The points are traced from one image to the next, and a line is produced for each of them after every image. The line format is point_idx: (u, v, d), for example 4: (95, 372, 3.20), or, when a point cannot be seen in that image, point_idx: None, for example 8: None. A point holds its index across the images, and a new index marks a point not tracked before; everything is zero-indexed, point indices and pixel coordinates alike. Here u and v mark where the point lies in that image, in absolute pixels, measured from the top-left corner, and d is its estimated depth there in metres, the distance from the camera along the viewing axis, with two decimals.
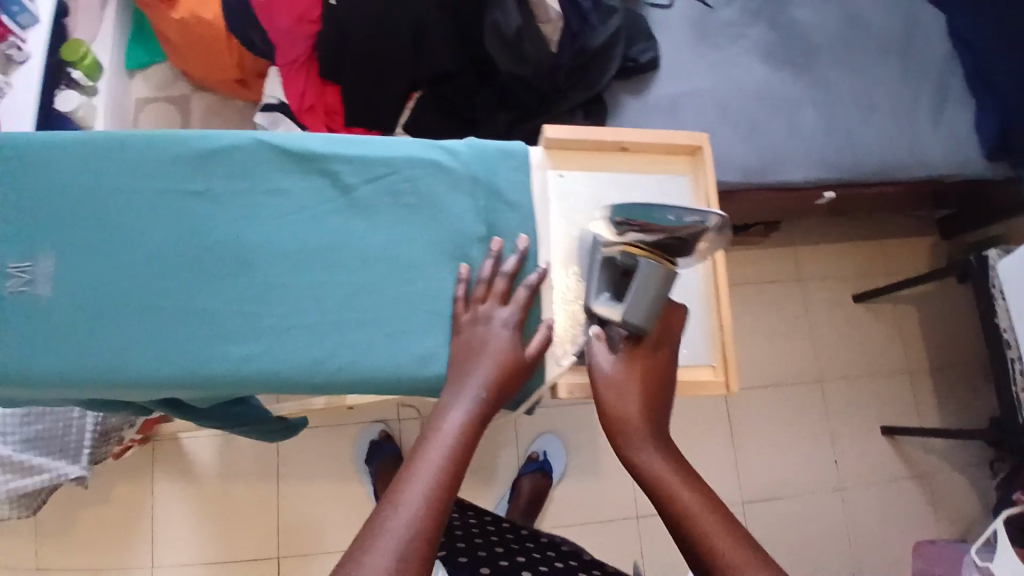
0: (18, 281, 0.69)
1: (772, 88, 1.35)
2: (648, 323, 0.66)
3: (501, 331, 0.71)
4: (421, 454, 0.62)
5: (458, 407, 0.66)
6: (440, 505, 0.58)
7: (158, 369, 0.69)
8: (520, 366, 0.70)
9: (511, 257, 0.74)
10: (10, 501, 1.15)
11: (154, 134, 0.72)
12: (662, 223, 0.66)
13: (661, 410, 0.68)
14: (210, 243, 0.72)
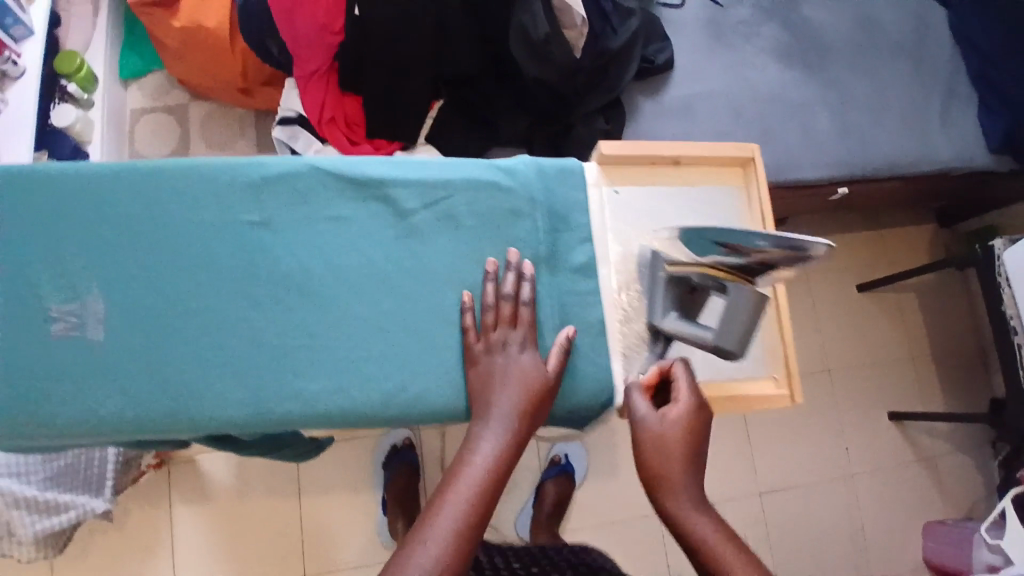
0: (65, 323, 0.66)
1: (786, 92, 1.34)
2: (737, 347, 0.68)
3: (522, 358, 0.69)
4: (448, 490, 0.62)
5: (489, 438, 0.65)
6: (466, 546, 0.58)
7: (221, 411, 0.66)
8: (553, 393, 0.69)
9: (510, 275, 0.71)
10: (36, 542, 1.13)
11: (204, 162, 0.70)
12: (749, 249, 0.65)
13: (697, 457, 0.65)
14: (264, 275, 0.69)
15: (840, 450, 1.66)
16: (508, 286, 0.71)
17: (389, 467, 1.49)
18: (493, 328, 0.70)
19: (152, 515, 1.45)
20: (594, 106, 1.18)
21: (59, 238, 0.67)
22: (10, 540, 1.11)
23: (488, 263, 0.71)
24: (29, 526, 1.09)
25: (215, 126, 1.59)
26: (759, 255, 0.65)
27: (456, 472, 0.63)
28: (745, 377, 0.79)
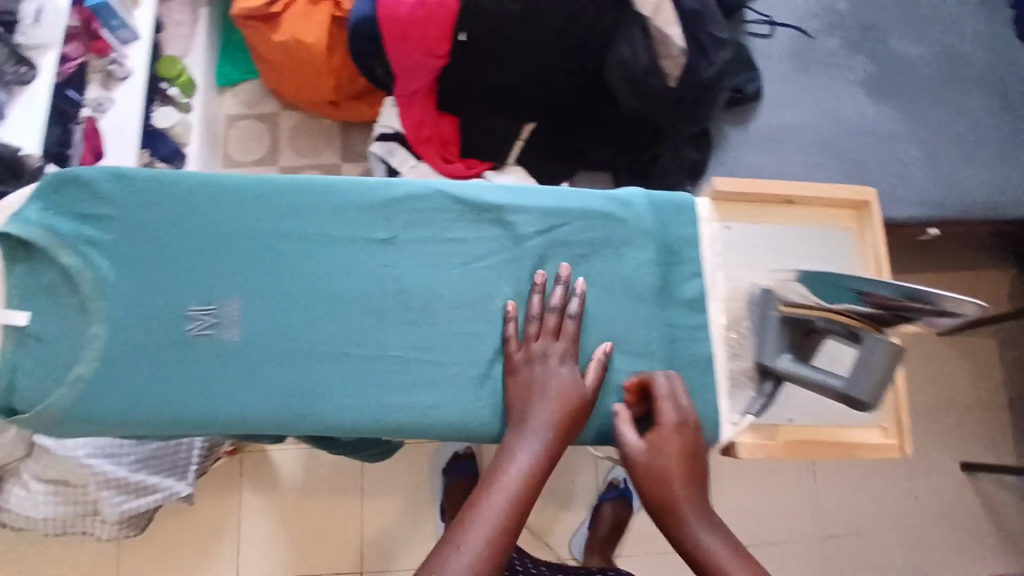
0: (205, 322, 0.75)
1: (875, 125, 1.30)
2: (874, 400, 0.66)
3: (560, 370, 0.73)
4: (484, 498, 0.65)
5: (523, 448, 0.69)
6: (502, 548, 0.62)
7: (342, 412, 0.74)
8: (583, 407, 0.72)
9: (558, 287, 0.76)
10: (121, 522, 1.16)
11: (343, 183, 0.79)
12: (884, 296, 0.67)
13: (698, 475, 0.67)
14: (389, 289, 0.77)
15: (906, 499, 1.48)
16: (555, 299, 0.76)
17: (447, 474, 1.51)
18: (534, 340, 0.75)
19: (224, 503, 1.52)
20: (682, 132, 1.17)
21: (212, 245, 0.76)
22: (97, 519, 1.16)
23: (538, 275, 0.77)
24: (115, 507, 1.13)
25: (300, 135, 1.63)
26: (893, 303, 0.67)
27: (489, 479, 0.67)
28: (857, 424, 0.82)
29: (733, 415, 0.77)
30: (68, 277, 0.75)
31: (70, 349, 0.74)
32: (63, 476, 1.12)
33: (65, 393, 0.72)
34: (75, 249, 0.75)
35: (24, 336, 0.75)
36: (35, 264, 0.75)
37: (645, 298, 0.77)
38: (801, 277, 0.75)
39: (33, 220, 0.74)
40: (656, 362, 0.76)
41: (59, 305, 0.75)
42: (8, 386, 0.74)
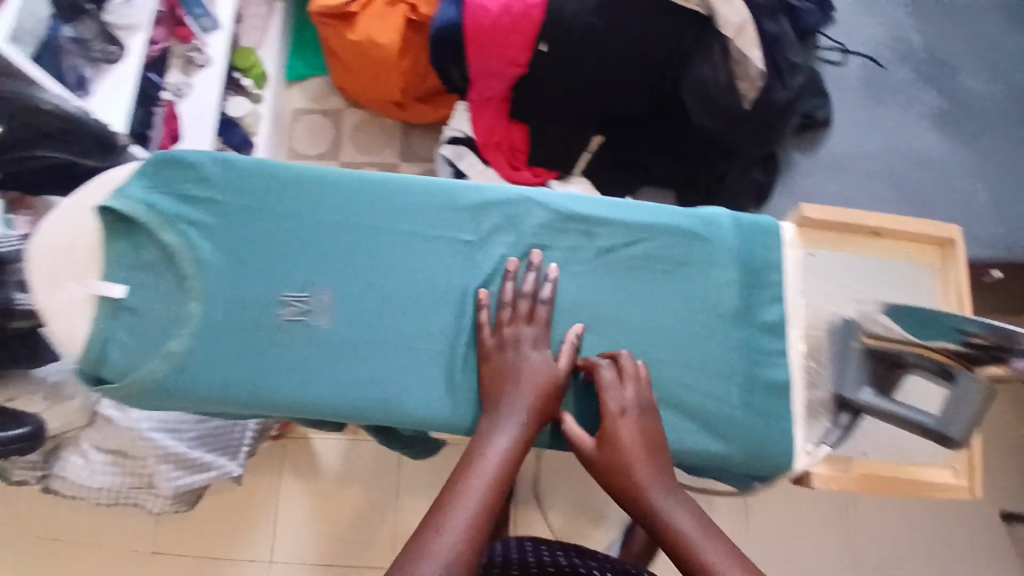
0: (297, 309, 0.79)
1: (943, 163, 1.26)
2: (963, 436, 0.70)
3: (534, 357, 0.74)
4: (464, 481, 0.65)
5: (501, 433, 0.69)
6: (482, 528, 0.62)
7: (419, 406, 0.77)
8: (553, 395, 0.73)
9: (531, 273, 0.78)
10: (174, 497, 1.19)
11: (435, 184, 0.83)
12: (975, 333, 0.71)
13: (658, 454, 0.69)
14: (471, 289, 0.81)
15: None
16: (527, 285, 0.78)
17: None
18: (507, 325, 0.76)
19: (266, 485, 1.57)
20: (750, 155, 1.16)
21: (306, 234, 0.81)
22: (150, 492, 1.18)
23: (510, 262, 0.79)
24: (170, 481, 1.16)
25: (363, 134, 1.67)
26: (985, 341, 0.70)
27: (466, 463, 0.67)
28: (929, 462, 0.81)
29: (809, 444, 0.77)
30: (168, 255, 0.79)
31: (166, 324, 0.79)
32: (123, 447, 1.14)
33: (159, 365, 0.77)
34: (176, 227, 0.79)
35: (119, 308, 0.79)
36: (136, 240, 0.80)
37: (724, 318, 0.78)
38: (889, 309, 0.78)
39: (138, 197, 0.79)
40: (729, 382, 0.77)
41: (158, 282, 0.79)
42: (99, 355, 0.78)
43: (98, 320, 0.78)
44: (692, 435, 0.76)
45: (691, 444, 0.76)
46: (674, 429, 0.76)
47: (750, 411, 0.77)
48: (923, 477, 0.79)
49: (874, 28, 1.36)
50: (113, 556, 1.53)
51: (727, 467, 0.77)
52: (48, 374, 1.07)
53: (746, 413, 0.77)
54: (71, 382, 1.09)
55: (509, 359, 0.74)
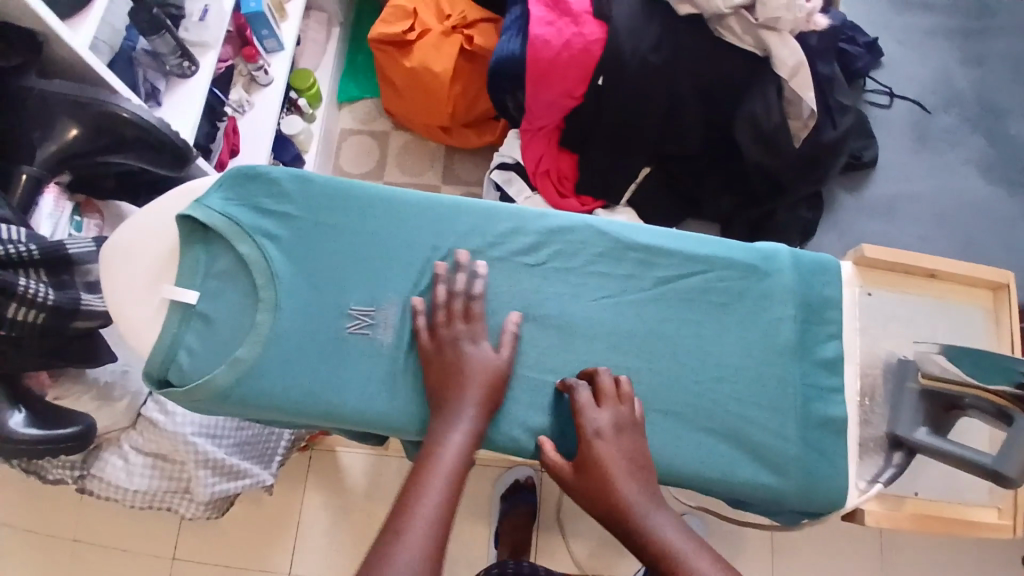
0: (361, 323, 0.82)
1: (993, 207, 1.35)
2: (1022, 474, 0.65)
3: (477, 354, 0.77)
4: (421, 480, 0.69)
5: (455, 431, 0.73)
6: (441, 524, 0.66)
7: None
8: (494, 394, 0.76)
9: (460, 273, 0.80)
10: (208, 503, 1.21)
11: (499, 207, 0.85)
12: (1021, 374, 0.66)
13: (639, 470, 0.71)
14: (531, 312, 0.81)
15: None
16: (460, 285, 0.79)
17: (508, 502, 1.52)
18: (443, 326, 0.78)
19: (290, 497, 1.58)
20: (799, 193, 1.22)
21: (370, 252, 0.83)
22: (185, 498, 1.20)
23: (437, 267, 0.81)
24: (206, 487, 1.17)
25: (407, 155, 1.71)
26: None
27: (423, 464, 0.70)
28: (980, 505, 0.81)
29: (860, 482, 0.78)
30: (242, 265, 0.83)
31: (235, 333, 0.81)
32: (163, 451, 1.15)
33: (224, 372, 0.79)
34: (251, 239, 0.82)
35: (191, 314, 0.82)
36: (212, 249, 0.83)
37: (782, 353, 0.79)
38: (947, 351, 0.76)
39: (216, 207, 0.83)
40: (786, 417, 0.77)
41: (231, 290, 0.82)
42: (168, 359, 0.81)
43: (170, 324, 0.82)
44: (744, 466, 0.76)
45: (743, 475, 0.76)
46: (727, 461, 0.77)
47: (807, 447, 0.77)
48: (972, 518, 0.79)
49: (919, 72, 1.46)
50: (134, 562, 1.52)
51: (780, 503, 0.77)
52: (101, 375, 1.09)
53: (804, 450, 0.76)
54: (120, 383, 1.10)
55: (450, 353, 0.77)
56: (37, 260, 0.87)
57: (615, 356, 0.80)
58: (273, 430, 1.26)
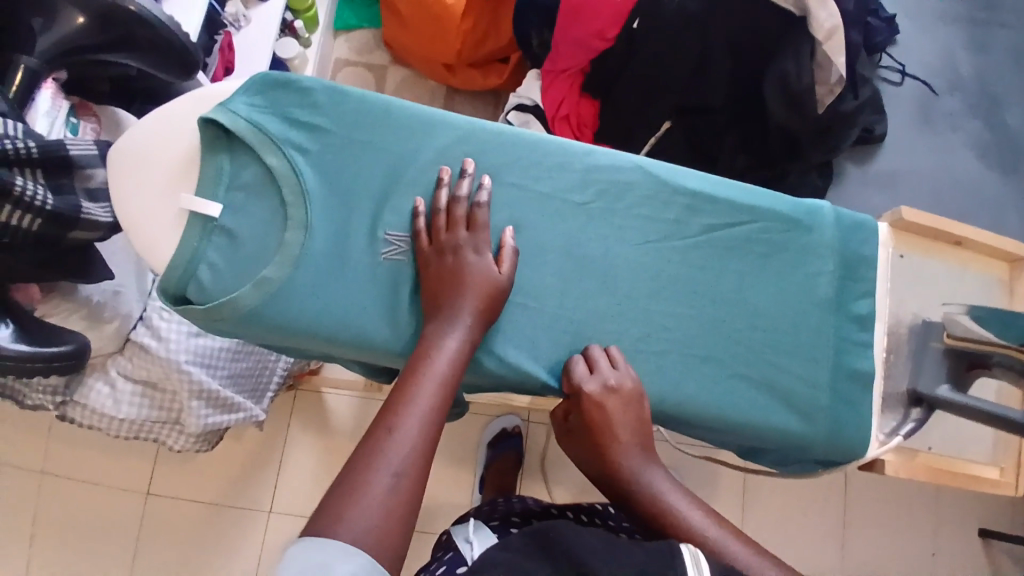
0: (395, 248, 0.77)
1: (980, 187, 1.42)
2: None
3: (478, 262, 0.74)
4: (413, 383, 0.67)
5: (449, 336, 0.71)
6: (431, 431, 0.65)
7: (517, 361, 0.76)
8: (491, 302, 0.73)
9: (464, 181, 0.77)
10: (197, 436, 1.16)
11: (548, 139, 0.81)
12: None
13: (642, 435, 0.73)
14: (573, 252, 0.79)
15: (925, 554, 1.53)
16: (464, 190, 0.76)
17: (494, 449, 1.52)
18: (444, 232, 0.75)
19: (272, 435, 1.56)
20: (812, 161, 1.23)
21: (406, 173, 0.78)
22: (174, 429, 1.15)
23: (443, 172, 0.77)
24: (200, 418, 1.11)
25: (408, 92, 1.65)
26: None
27: (417, 366, 0.69)
28: (980, 459, 0.86)
29: (881, 433, 0.80)
30: (269, 178, 0.77)
31: (262, 251, 0.76)
32: (153, 378, 1.09)
33: (250, 293, 0.74)
34: (280, 151, 0.77)
35: (213, 228, 0.76)
36: (236, 159, 0.77)
37: (818, 306, 0.81)
38: (973, 314, 0.77)
39: (242, 114, 0.77)
40: (818, 368, 0.79)
41: (258, 205, 0.77)
42: (188, 275, 0.75)
43: (190, 237, 0.75)
44: (775, 413, 0.78)
45: (772, 421, 0.78)
46: (759, 408, 0.78)
47: (835, 398, 0.79)
48: (972, 470, 0.85)
49: (929, 53, 1.49)
50: (103, 496, 1.53)
51: (801, 448, 0.79)
52: (93, 293, 1.00)
53: (833, 400, 0.79)
54: (111, 304, 1.03)
55: (452, 257, 0.74)
56: (36, 160, 0.78)
57: (657, 302, 0.79)
58: (267, 364, 1.21)
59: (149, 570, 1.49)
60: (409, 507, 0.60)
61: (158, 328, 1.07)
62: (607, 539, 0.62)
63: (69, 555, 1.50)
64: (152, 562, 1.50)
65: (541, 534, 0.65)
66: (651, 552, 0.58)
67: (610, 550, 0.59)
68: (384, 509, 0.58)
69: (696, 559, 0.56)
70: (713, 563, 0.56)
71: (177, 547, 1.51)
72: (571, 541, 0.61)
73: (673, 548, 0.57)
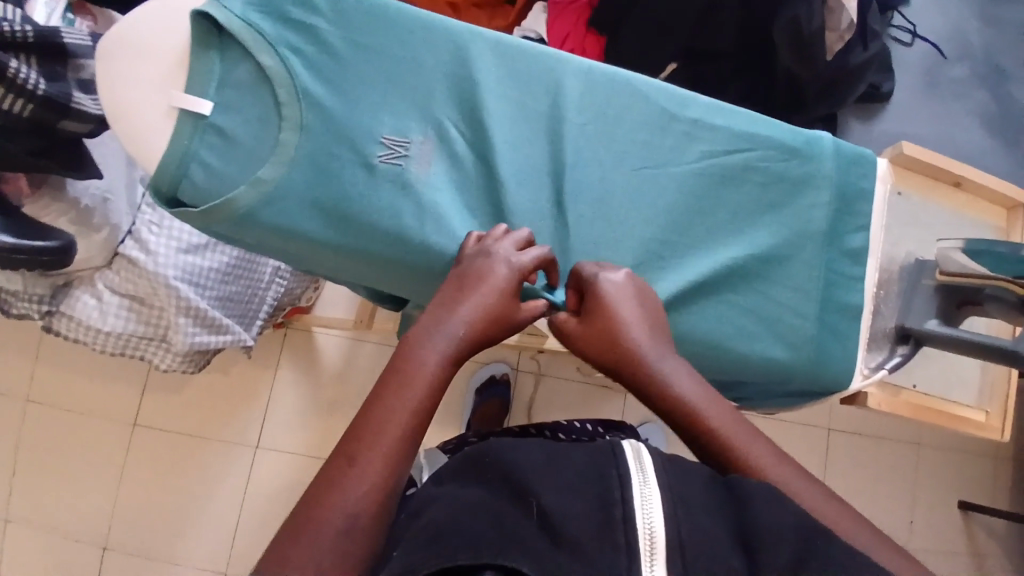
0: (392, 152, 0.74)
1: (983, 156, 1.40)
2: None
3: (500, 272, 0.64)
4: (381, 404, 0.55)
5: (429, 347, 0.58)
6: (400, 461, 0.54)
7: None
8: (503, 323, 0.63)
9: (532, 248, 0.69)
10: (184, 356, 1.16)
11: (552, 53, 0.79)
12: None
13: (657, 323, 0.67)
14: (567, 166, 0.77)
15: (903, 522, 1.53)
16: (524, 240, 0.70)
17: (480, 395, 1.50)
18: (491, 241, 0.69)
19: (261, 370, 1.55)
20: (817, 114, 1.20)
21: (406, 83, 0.76)
22: (161, 346, 1.15)
23: (525, 231, 0.70)
24: (186, 336, 1.10)
25: None
26: None
27: (389, 380, 0.57)
28: (962, 401, 0.88)
29: (866, 367, 0.81)
30: (263, 78, 0.74)
31: (257, 152, 0.73)
32: (140, 293, 1.09)
33: (245, 194, 0.71)
34: (274, 51, 0.74)
35: (205, 126, 0.73)
36: (227, 57, 0.74)
37: (810, 238, 0.80)
38: (967, 248, 0.77)
39: (236, 12, 0.73)
40: (807, 298, 0.79)
41: (252, 103, 0.73)
42: (180, 172, 0.72)
43: (181, 134, 0.72)
44: (761, 340, 0.78)
45: (757, 348, 0.78)
46: (745, 335, 0.78)
47: (822, 328, 0.79)
48: (954, 412, 0.87)
49: (940, 18, 1.47)
50: (90, 425, 1.53)
51: (786, 380, 0.79)
52: (82, 197, 0.99)
53: (819, 330, 0.79)
54: (100, 211, 1.01)
55: (482, 266, 0.65)
56: (32, 46, 0.79)
57: (650, 223, 0.78)
58: (257, 292, 1.21)
59: (133, 499, 1.50)
60: (362, 556, 0.50)
61: (146, 240, 1.06)
62: (545, 445, 0.52)
63: (54, 483, 1.51)
64: (135, 492, 1.50)
65: (477, 454, 0.53)
66: (592, 453, 0.49)
67: (549, 459, 0.49)
68: (338, 551, 0.48)
69: (639, 455, 0.48)
70: (656, 456, 0.49)
71: (162, 478, 1.51)
72: (505, 454, 0.50)
73: (615, 447, 0.49)
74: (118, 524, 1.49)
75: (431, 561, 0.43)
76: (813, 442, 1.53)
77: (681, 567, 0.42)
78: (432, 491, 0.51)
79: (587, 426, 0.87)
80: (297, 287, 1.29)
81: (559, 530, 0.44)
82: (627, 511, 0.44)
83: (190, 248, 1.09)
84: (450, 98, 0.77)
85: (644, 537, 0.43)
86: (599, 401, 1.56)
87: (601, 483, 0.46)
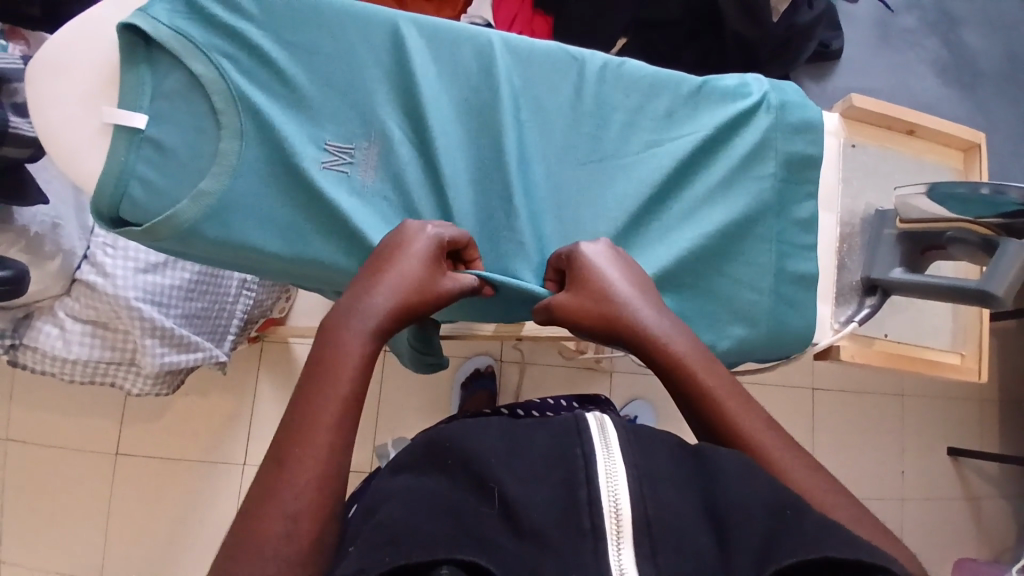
0: (337, 159, 0.73)
1: (938, 104, 1.41)
2: (1006, 297, 0.69)
3: (423, 239, 0.64)
4: (314, 390, 0.53)
5: (351, 326, 0.56)
6: (343, 448, 0.51)
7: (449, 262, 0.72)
8: (429, 295, 0.61)
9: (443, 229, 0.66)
10: (155, 377, 1.14)
11: (490, 33, 0.77)
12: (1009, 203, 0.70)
13: (642, 287, 0.66)
14: (508, 148, 0.75)
15: (895, 473, 1.55)
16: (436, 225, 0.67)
17: (467, 389, 1.48)
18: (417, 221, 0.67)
19: (239, 386, 1.53)
20: (770, 74, 1.20)
21: (342, 80, 0.73)
22: (130, 371, 1.13)
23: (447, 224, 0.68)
24: (155, 358, 1.06)
25: None
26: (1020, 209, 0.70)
27: (318, 364, 0.54)
28: (936, 345, 0.89)
29: (836, 321, 0.83)
30: (197, 85, 0.70)
31: (197, 164, 0.70)
32: (101, 318, 1.06)
33: (187, 208, 0.67)
34: (207, 58, 0.70)
35: (141, 140, 0.69)
36: (158, 68, 0.70)
37: (766, 200, 0.80)
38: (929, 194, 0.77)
39: (163, 20, 0.69)
40: (768, 260, 0.79)
41: (187, 113, 0.70)
42: (119, 191, 0.69)
43: (116, 150, 0.68)
44: (726, 307, 0.78)
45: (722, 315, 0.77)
46: (709, 303, 0.78)
47: (784, 291, 0.79)
48: (930, 356, 0.88)
49: None
50: (72, 459, 1.50)
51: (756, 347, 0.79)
52: (30, 224, 0.96)
53: (783, 291, 0.79)
54: (51, 237, 0.99)
55: (396, 240, 0.64)
56: None
57: (606, 204, 0.77)
58: (225, 307, 1.18)
59: (122, 530, 1.47)
60: (312, 553, 0.47)
61: (103, 263, 1.04)
62: (504, 424, 0.51)
63: (40, 524, 1.48)
64: (123, 522, 1.48)
65: (434, 437, 0.50)
66: (555, 431, 0.48)
67: (511, 443, 0.48)
68: (283, 546, 0.46)
69: (604, 429, 0.47)
70: (622, 428, 0.48)
71: (150, 506, 1.48)
72: (466, 441, 0.48)
73: (579, 422, 0.48)
74: (108, 556, 1.46)
75: (384, 561, 0.41)
76: (801, 404, 1.53)
77: (651, 545, 0.41)
78: (388, 485, 0.48)
79: (559, 404, 0.86)
80: (266, 297, 1.26)
81: (520, 520, 0.43)
82: (592, 490, 0.43)
83: (150, 267, 1.07)
84: (392, 98, 0.75)
85: (610, 517, 0.42)
86: (585, 385, 1.56)
87: (565, 464, 0.45)
